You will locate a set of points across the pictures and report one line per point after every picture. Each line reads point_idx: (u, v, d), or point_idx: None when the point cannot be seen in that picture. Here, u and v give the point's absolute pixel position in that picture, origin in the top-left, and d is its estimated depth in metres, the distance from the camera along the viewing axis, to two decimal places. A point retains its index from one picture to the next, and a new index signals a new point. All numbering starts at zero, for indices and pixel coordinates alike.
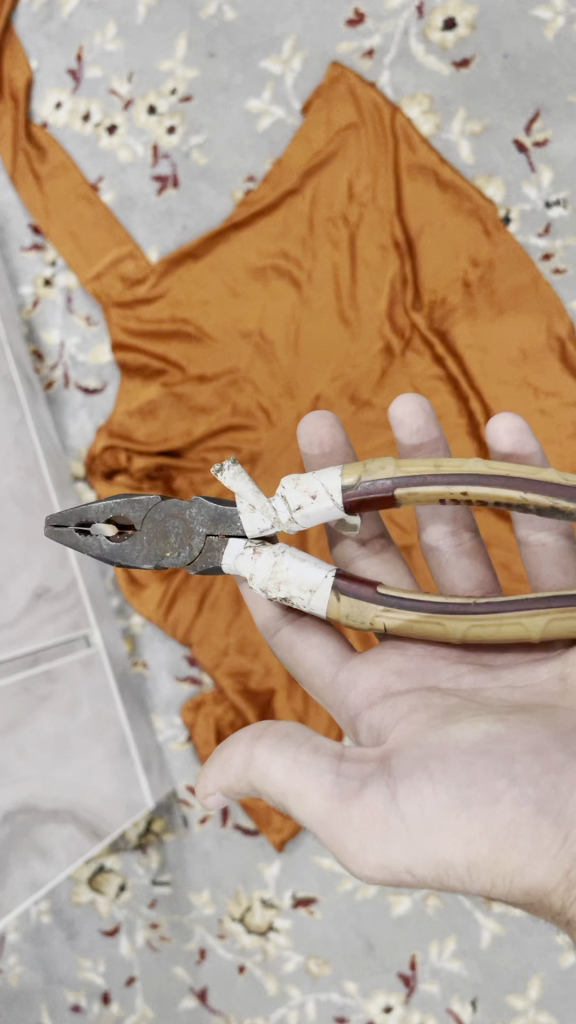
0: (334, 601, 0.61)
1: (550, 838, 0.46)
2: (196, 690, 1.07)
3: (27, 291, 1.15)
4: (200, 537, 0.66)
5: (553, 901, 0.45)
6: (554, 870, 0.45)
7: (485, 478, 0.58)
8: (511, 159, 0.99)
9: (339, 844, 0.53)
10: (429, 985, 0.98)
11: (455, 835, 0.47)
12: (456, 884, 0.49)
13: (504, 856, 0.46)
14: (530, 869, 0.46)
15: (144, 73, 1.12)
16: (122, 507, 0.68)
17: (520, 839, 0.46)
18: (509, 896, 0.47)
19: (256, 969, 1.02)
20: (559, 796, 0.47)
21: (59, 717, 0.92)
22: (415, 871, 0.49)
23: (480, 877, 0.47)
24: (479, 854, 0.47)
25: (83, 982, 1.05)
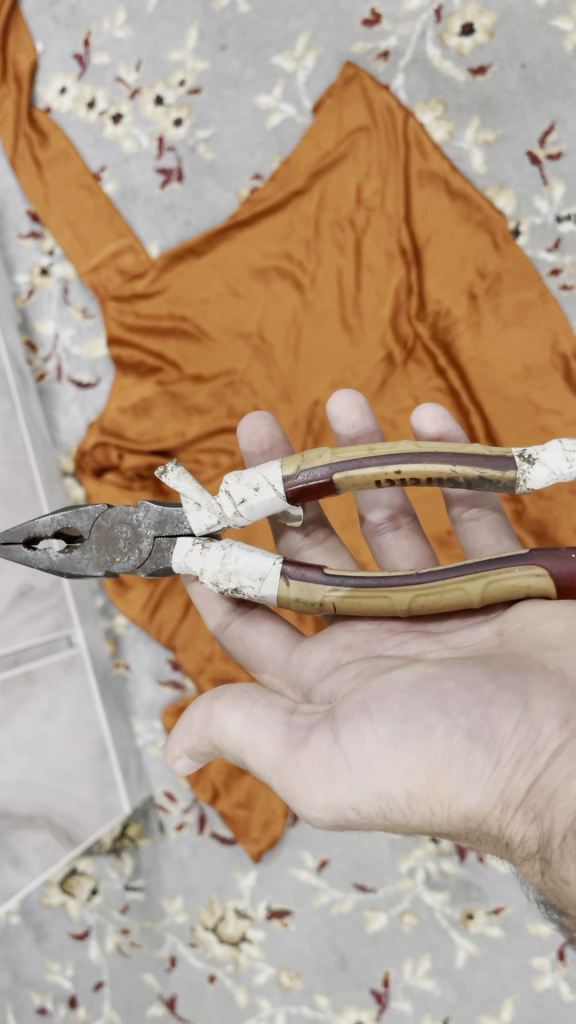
0: (284, 588, 0.59)
1: (483, 763, 0.46)
2: (178, 695, 1.05)
3: (23, 280, 1.12)
4: (148, 540, 0.64)
5: (492, 824, 0.45)
6: (488, 793, 0.45)
7: (416, 455, 0.58)
8: (523, 171, 0.98)
9: (289, 790, 0.53)
10: (401, 1003, 0.96)
11: (392, 768, 0.48)
12: (400, 818, 0.49)
13: (439, 784, 0.47)
14: (467, 794, 0.46)
15: (152, 61, 1.10)
16: (69, 518, 0.66)
17: (454, 766, 0.46)
18: (449, 824, 0.47)
19: (227, 980, 1.00)
20: (490, 721, 0.46)
21: (37, 720, 0.90)
22: (361, 811, 0.50)
23: (421, 809, 0.48)
24: (416, 787, 0.47)
25: (50, 985, 1.03)
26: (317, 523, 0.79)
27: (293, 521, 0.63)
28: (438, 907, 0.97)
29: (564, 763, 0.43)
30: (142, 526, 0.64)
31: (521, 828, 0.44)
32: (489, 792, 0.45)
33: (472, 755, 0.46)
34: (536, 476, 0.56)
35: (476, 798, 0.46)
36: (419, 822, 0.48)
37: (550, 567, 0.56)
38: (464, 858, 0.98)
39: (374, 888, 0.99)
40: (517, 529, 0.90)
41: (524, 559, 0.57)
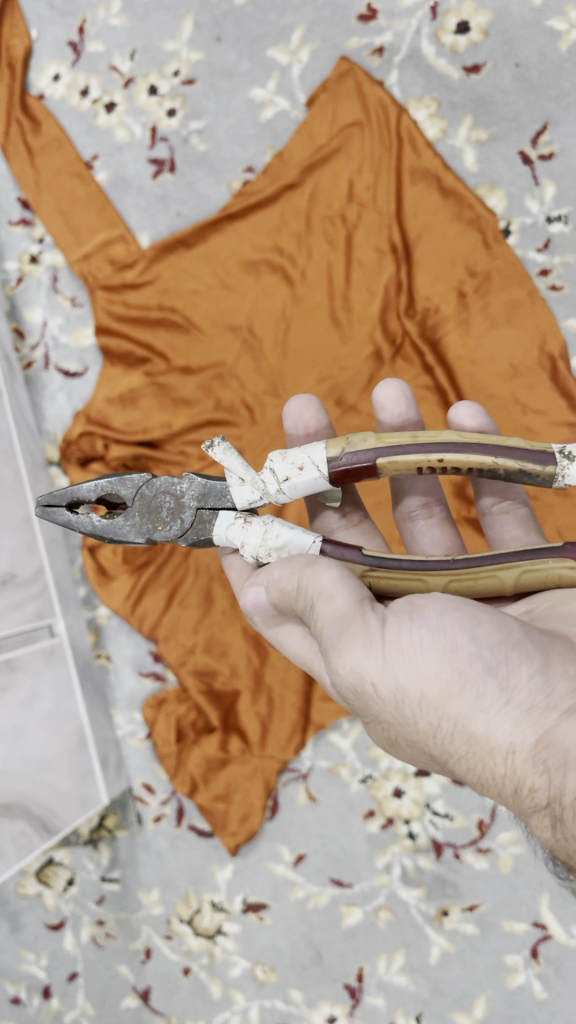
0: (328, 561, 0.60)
1: (494, 699, 0.45)
2: (158, 687, 1.05)
3: (12, 267, 1.12)
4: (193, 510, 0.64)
5: (496, 761, 0.45)
6: (497, 727, 0.45)
7: (460, 445, 0.58)
8: (515, 170, 0.98)
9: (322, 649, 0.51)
10: (375, 998, 0.96)
11: (417, 666, 0.47)
12: (408, 718, 0.48)
13: (452, 701, 0.46)
14: (477, 724, 0.45)
15: (147, 52, 1.10)
16: (112, 484, 0.67)
17: (469, 690, 0.46)
18: (451, 747, 0.47)
19: (202, 972, 1.00)
20: (514, 664, 0.46)
21: (17, 708, 0.90)
22: (375, 697, 0.49)
23: (431, 718, 0.47)
24: (433, 692, 0.47)
25: (25, 975, 1.03)
26: (353, 507, 0.79)
27: (331, 499, 0.65)
28: (414, 903, 0.98)
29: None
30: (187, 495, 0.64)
31: (526, 776, 0.43)
32: (498, 727, 0.45)
33: (489, 689, 0.45)
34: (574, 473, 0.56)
35: (486, 730, 0.45)
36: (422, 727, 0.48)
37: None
38: (440, 855, 0.98)
39: (351, 883, 0.99)
40: None
41: (558, 549, 0.57)
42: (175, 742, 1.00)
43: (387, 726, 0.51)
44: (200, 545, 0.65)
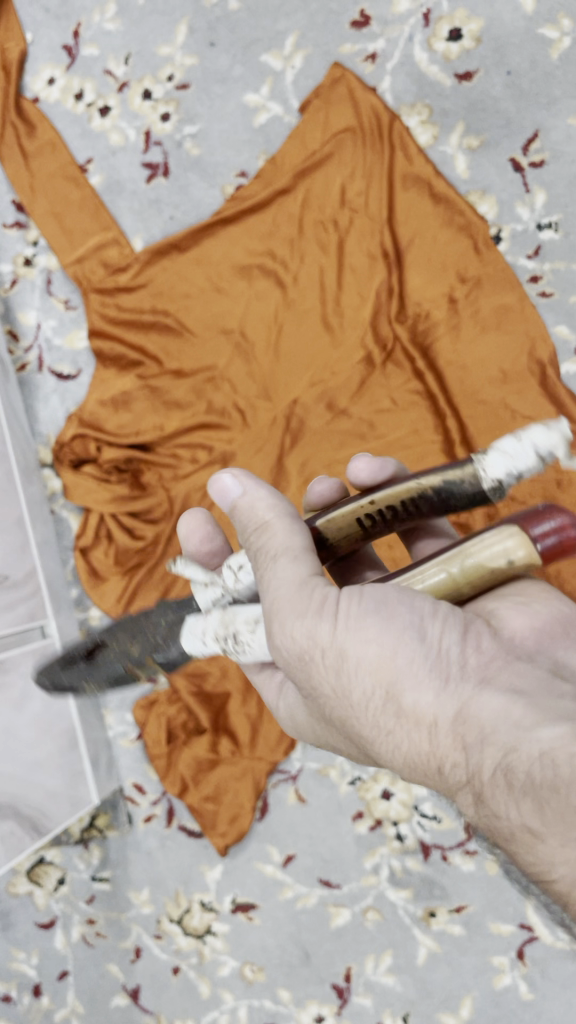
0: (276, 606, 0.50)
1: (425, 670, 0.37)
2: (149, 688, 1.06)
3: (7, 270, 1.13)
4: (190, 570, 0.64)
5: (421, 737, 0.37)
6: (430, 701, 0.37)
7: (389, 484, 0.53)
8: (506, 177, 0.99)
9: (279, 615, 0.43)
10: (362, 998, 0.97)
11: (360, 636, 0.39)
12: (349, 694, 0.40)
13: (388, 673, 0.38)
14: (404, 695, 0.38)
15: (141, 56, 1.10)
16: None
17: (404, 659, 0.38)
18: (380, 723, 0.39)
19: (191, 971, 1.01)
20: (445, 632, 0.39)
21: (8, 709, 0.91)
22: (315, 668, 0.42)
23: (364, 691, 0.39)
24: (368, 662, 0.39)
25: (15, 974, 1.04)
26: None
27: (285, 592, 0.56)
28: (402, 904, 0.98)
29: (501, 694, 0.35)
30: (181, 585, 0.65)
31: (445, 751, 0.36)
32: (429, 700, 0.37)
33: (419, 656, 0.38)
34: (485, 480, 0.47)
35: (411, 701, 0.37)
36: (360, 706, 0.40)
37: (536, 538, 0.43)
38: (428, 856, 0.98)
39: (339, 884, 1.00)
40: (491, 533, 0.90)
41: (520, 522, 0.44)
42: (166, 743, 1.01)
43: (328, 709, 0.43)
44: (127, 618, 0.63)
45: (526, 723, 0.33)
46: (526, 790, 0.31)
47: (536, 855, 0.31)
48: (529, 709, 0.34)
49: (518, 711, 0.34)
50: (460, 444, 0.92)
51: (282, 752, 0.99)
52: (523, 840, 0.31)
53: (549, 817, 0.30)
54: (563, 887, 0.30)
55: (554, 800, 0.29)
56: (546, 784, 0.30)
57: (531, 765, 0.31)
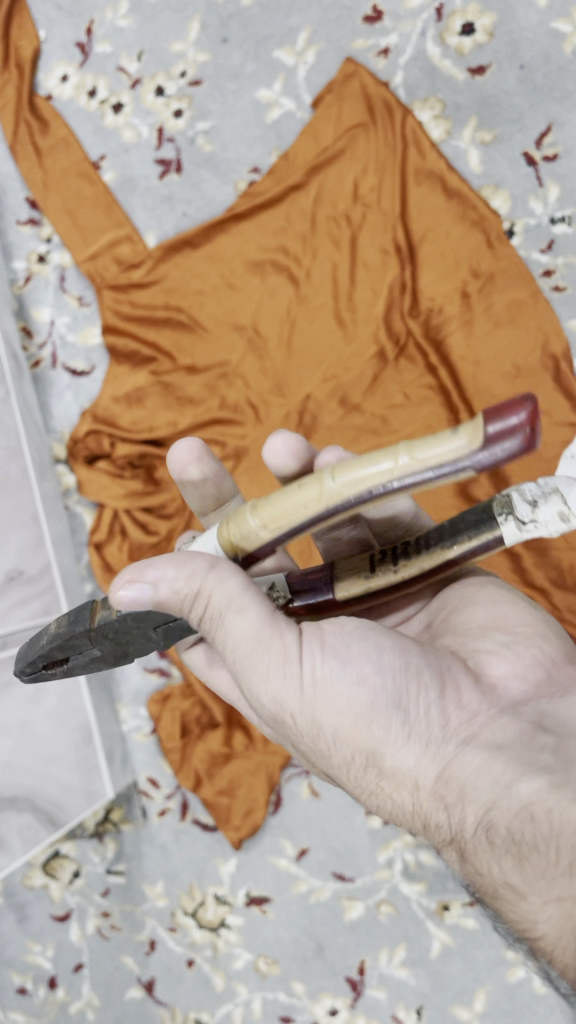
0: (222, 527, 0.48)
1: (397, 734, 0.46)
2: (164, 682, 1.07)
3: (20, 267, 1.14)
4: (157, 633, 0.54)
5: (404, 797, 0.46)
6: (408, 767, 0.46)
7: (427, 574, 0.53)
8: (520, 171, 0.98)
9: (243, 674, 0.49)
10: (376, 991, 0.97)
11: (326, 703, 0.47)
12: (323, 753, 0.49)
13: (363, 735, 0.47)
14: (384, 759, 0.46)
15: (154, 52, 1.11)
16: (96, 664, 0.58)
17: (377, 727, 0.46)
18: (366, 783, 0.48)
19: (205, 964, 1.01)
20: (414, 697, 0.47)
21: (23, 704, 0.91)
22: (290, 726, 0.49)
23: (348, 753, 0.48)
24: (344, 728, 0.47)
25: (30, 967, 1.04)
26: None
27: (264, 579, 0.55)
28: (415, 898, 0.98)
29: (478, 756, 0.44)
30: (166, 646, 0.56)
31: (430, 811, 0.45)
32: (407, 764, 0.46)
33: (393, 723, 0.46)
34: (518, 512, 0.46)
35: (391, 764, 0.46)
36: (337, 762, 0.48)
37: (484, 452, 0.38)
38: None
39: (353, 877, 1.00)
40: None
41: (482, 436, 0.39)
42: (180, 737, 1.02)
43: (309, 759, 0.51)
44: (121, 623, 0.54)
45: (500, 786, 0.42)
46: (508, 851, 0.39)
47: (519, 908, 0.39)
48: (504, 770, 0.42)
49: (497, 772, 0.43)
50: None
51: None
52: (507, 893, 0.39)
53: (528, 873, 0.38)
54: (547, 937, 0.38)
55: (533, 859, 0.38)
56: (525, 845, 0.39)
57: (512, 826, 0.40)
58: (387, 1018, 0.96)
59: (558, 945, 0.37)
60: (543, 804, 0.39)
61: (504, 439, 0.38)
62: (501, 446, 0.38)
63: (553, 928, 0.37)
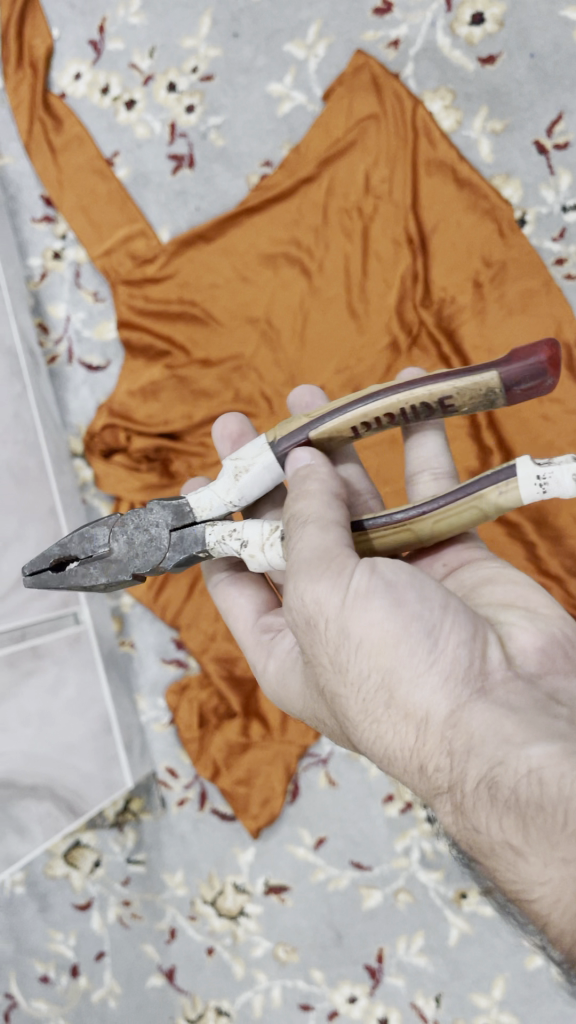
0: (270, 428, 0.64)
1: (421, 665, 0.46)
2: (181, 673, 1.08)
3: (36, 263, 1.15)
4: (167, 533, 0.64)
5: (409, 729, 0.46)
6: (422, 697, 0.45)
7: (441, 511, 0.57)
8: (531, 160, 0.98)
9: (296, 571, 0.52)
10: (395, 979, 0.98)
11: (361, 615, 0.47)
12: (341, 667, 0.49)
13: (385, 656, 0.46)
14: (399, 688, 0.46)
15: (166, 49, 1.12)
16: (93, 571, 0.66)
17: (403, 652, 0.46)
18: (371, 710, 0.47)
19: (225, 953, 1.02)
20: (446, 635, 0.46)
21: (43, 693, 0.93)
22: (319, 630, 0.50)
23: (366, 672, 0.47)
24: (371, 644, 0.47)
25: (54, 953, 1.06)
26: None
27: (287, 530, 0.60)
28: (433, 886, 0.98)
29: (491, 710, 0.44)
30: (167, 561, 0.64)
31: (433, 749, 0.44)
32: (422, 694, 0.45)
33: (419, 653, 0.46)
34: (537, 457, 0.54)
35: (405, 695, 0.46)
36: (352, 678, 0.48)
37: (502, 367, 0.56)
38: None
39: (370, 866, 1.00)
40: (517, 517, 0.91)
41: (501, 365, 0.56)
42: (198, 727, 1.03)
43: (322, 679, 0.51)
44: (150, 515, 0.65)
45: (513, 742, 0.41)
46: (512, 808, 0.39)
47: (518, 869, 0.39)
48: (519, 730, 0.42)
49: (508, 731, 0.42)
50: (488, 428, 0.92)
51: (312, 735, 1.01)
52: (504, 851, 0.39)
53: (531, 833, 0.38)
54: (542, 905, 0.38)
55: (539, 821, 0.38)
56: (532, 805, 0.38)
57: (519, 785, 0.39)
58: (406, 1005, 0.97)
59: (554, 909, 0.37)
60: (555, 769, 0.38)
61: (527, 361, 0.55)
62: (525, 363, 0.55)
63: (550, 893, 0.37)
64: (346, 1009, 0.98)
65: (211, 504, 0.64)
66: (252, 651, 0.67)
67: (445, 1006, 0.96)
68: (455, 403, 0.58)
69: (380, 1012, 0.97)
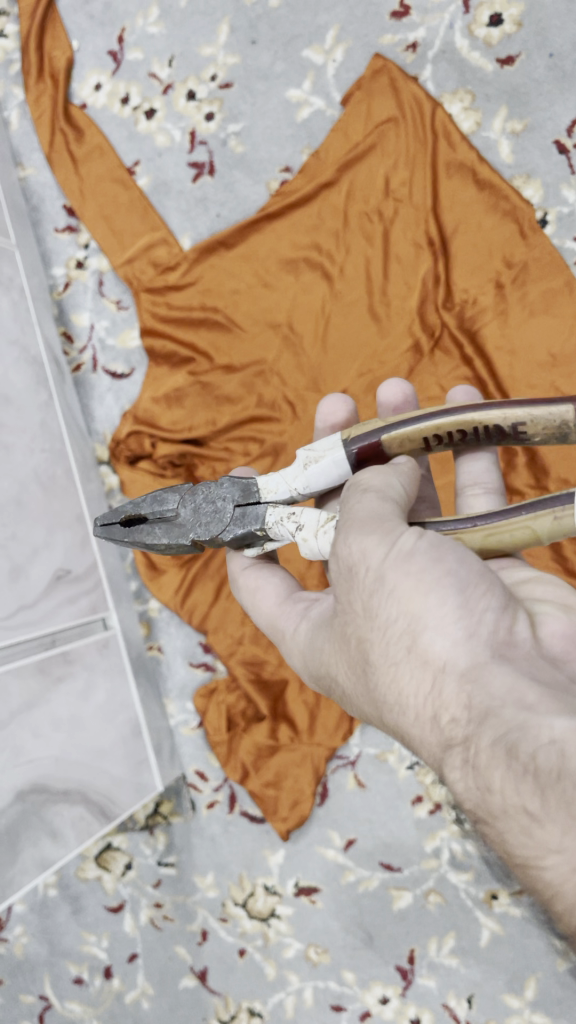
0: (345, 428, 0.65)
1: (450, 618, 0.43)
2: (209, 676, 1.08)
3: (60, 273, 1.17)
4: (231, 507, 0.67)
5: (427, 679, 0.43)
6: (446, 648, 0.42)
7: (495, 527, 0.56)
8: (551, 159, 0.98)
9: (346, 527, 0.51)
10: (427, 979, 0.97)
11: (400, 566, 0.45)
12: (371, 615, 0.47)
13: (415, 604, 0.44)
14: (423, 634, 0.43)
15: (184, 57, 1.13)
16: (161, 535, 0.68)
17: (433, 602, 0.44)
18: (392, 656, 0.45)
19: (256, 954, 1.03)
20: (480, 601, 0.44)
21: (74, 699, 0.94)
22: (355, 581, 0.48)
23: (392, 616, 0.45)
24: (403, 593, 0.45)
25: (87, 956, 1.08)
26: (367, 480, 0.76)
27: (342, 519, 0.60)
28: (464, 886, 0.98)
29: (514, 672, 0.40)
30: (225, 531, 0.66)
31: (448, 698, 0.41)
32: (448, 646, 0.42)
33: (449, 608, 0.43)
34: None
35: (428, 645, 0.43)
36: (379, 626, 0.46)
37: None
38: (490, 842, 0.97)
39: (400, 867, 1.00)
40: None
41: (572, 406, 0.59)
42: (226, 731, 1.04)
43: (353, 631, 0.49)
44: (218, 488, 0.68)
45: (536, 709, 0.37)
46: (530, 771, 0.35)
47: (531, 836, 0.34)
48: (542, 699, 0.38)
49: (529, 697, 0.38)
50: None
51: (340, 737, 1.00)
52: (518, 818, 0.35)
53: (550, 801, 0.34)
54: (555, 877, 0.34)
55: (559, 788, 0.33)
56: (551, 769, 0.34)
57: (539, 748, 0.35)
58: (438, 1006, 0.96)
59: (568, 880, 0.33)
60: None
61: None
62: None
63: (567, 865, 0.33)
64: (378, 1010, 0.98)
65: (277, 489, 0.66)
66: (282, 618, 0.64)
67: (478, 1007, 0.95)
68: (528, 432, 0.61)
69: (412, 1013, 0.97)
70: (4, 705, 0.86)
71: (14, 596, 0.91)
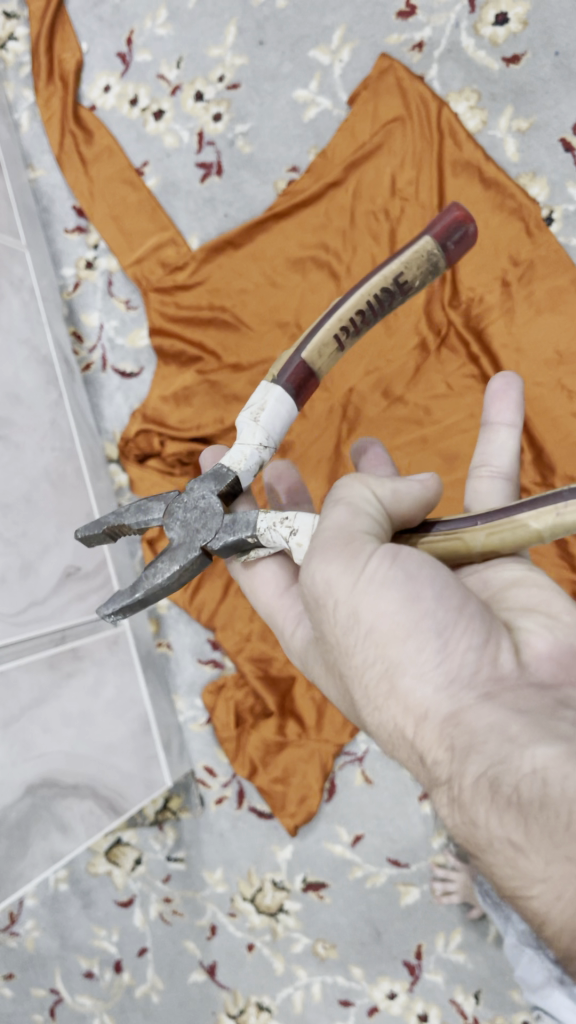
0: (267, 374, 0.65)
1: (430, 658, 0.41)
2: (217, 673, 1.09)
3: (69, 274, 1.18)
4: (215, 497, 0.62)
5: (408, 722, 0.41)
6: (427, 691, 0.41)
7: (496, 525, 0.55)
8: (557, 157, 0.98)
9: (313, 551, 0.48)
10: (434, 974, 0.98)
11: (370, 603, 0.43)
12: (348, 649, 0.45)
13: (391, 646, 0.42)
14: (401, 677, 0.42)
15: (193, 58, 1.14)
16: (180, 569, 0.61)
17: (409, 642, 0.42)
18: (374, 699, 0.43)
19: (265, 949, 1.03)
20: (456, 634, 0.42)
21: (84, 693, 0.95)
22: (329, 616, 0.46)
23: (369, 660, 0.43)
24: (378, 632, 0.43)
25: (97, 950, 1.09)
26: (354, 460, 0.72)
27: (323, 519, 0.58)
28: None
29: (496, 710, 0.39)
30: (214, 538, 0.61)
31: (431, 742, 0.40)
32: (430, 689, 0.41)
33: (427, 647, 0.41)
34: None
35: (406, 687, 0.41)
36: (359, 665, 0.44)
37: (432, 233, 0.63)
38: None
39: (408, 863, 1.01)
40: None
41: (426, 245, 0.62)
42: (234, 727, 1.04)
43: (335, 661, 0.47)
44: (196, 488, 0.63)
45: (518, 742, 0.37)
46: (514, 803, 0.35)
47: (518, 868, 0.35)
48: (523, 731, 0.37)
49: (512, 730, 0.37)
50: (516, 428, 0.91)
51: (347, 734, 1.01)
52: (504, 851, 0.35)
53: (534, 834, 0.34)
54: (541, 904, 0.34)
55: (542, 820, 0.34)
56: (534, 803, 0.34)
57: (521, 781, 0.35)
58: (446, 1001, 0.97)
59: (554, 909, 0.34)
60: (560, 771, 0.34)
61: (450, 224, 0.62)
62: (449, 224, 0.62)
63: (551, 893, 0.34)
64: (386, 1004, 0.98)
65: (244, 456, 0.63)
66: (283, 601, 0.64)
67: (485, 1003, 0.95)
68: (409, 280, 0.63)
69: (420, 1008, 0.97)
70: (15, 700, 0.86)
71: (25, 593, 0.92)
